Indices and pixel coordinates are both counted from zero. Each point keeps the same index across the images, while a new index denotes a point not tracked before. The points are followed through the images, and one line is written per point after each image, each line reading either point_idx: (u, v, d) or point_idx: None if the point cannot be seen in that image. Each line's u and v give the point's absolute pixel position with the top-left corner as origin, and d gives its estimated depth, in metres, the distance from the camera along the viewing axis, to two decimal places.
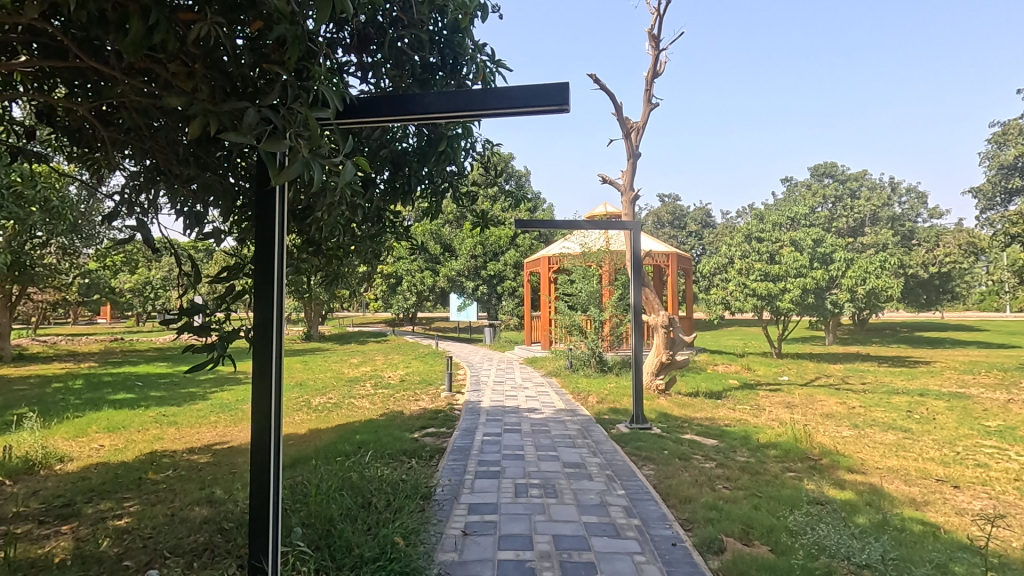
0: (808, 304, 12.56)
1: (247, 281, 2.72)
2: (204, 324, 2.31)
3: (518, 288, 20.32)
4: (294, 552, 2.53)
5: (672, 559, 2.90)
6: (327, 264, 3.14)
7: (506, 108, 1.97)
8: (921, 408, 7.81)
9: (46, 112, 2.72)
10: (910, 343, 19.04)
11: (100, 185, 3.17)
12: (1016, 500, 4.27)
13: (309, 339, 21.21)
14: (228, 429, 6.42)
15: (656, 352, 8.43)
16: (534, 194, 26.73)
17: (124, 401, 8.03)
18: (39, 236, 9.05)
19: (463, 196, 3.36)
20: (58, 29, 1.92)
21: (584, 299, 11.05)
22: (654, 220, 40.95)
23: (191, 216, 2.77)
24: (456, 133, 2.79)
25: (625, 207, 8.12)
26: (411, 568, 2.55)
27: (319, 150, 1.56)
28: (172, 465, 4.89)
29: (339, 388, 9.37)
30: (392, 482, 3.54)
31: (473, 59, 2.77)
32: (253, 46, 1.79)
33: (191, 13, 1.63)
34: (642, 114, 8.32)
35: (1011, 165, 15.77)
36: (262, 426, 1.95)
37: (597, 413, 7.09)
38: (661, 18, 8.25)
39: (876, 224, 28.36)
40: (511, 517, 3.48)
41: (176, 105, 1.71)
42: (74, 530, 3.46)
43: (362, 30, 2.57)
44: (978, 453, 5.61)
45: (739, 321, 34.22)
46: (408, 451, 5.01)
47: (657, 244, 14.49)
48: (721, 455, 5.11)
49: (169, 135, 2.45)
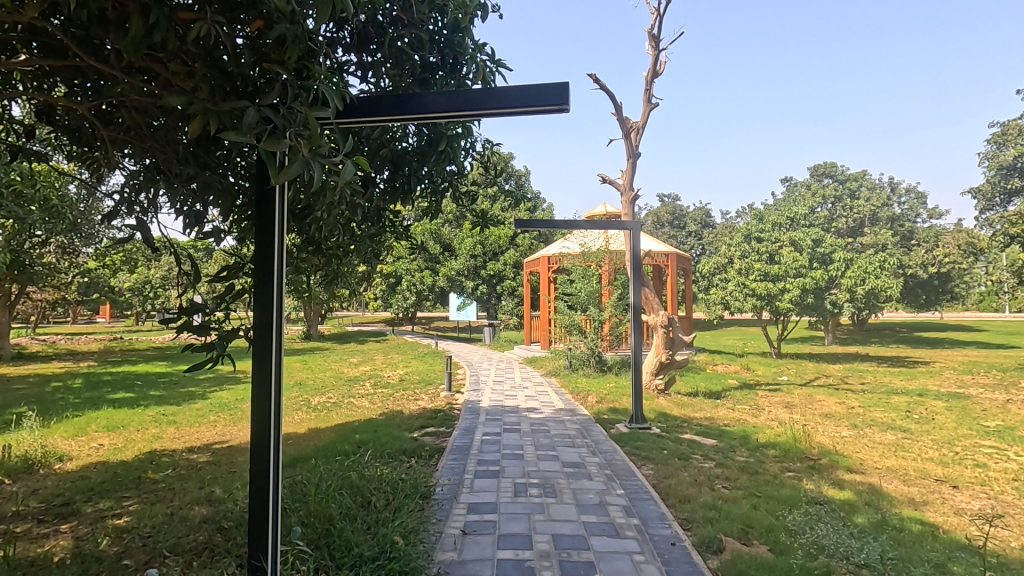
0: (807, 304, 12.56)
1: (247, 281, 2.71)
2: (204, 323, 2.30)
3: (518, 288, 20.31)
4: (293, 551, 2.53)
5: (672, 558, 2.90)
6: (326, 264, 3.15)
7: (506, 108, 1.97)
8: (921, 408, 7.82)
9: (45, 111, 2.72)
10: (910, 343, 19.04)
11: (99, 183, 3.17)
12: (1014, 500, 4.28)
13: (309, 338, 21.18)
14: (228, 429, 6.42)
15: (656, 352, 8.43)
16: (534, 194, 26.74)
17: (123, 400, 8.03)
18: (38, 235, 9.03)
19: (463, 196, 3.36)
20: (58, 28, 1.92)
21: (583, 299, 11.05)
22: (654, 220, 40.96)
23: (190, 215, 2.84)
24: (456, 133, 2.78)
25: (625, 207, 8.11)
26: (411, 568, 2.54)
27: (319, 150, 1.56)
28: (171, 465, 4.89)
29: (339, 387, 9.39)
30: (392, 481, 3.55)
31: (473, 58, 2.76)
32: (253, 46, 1.78)
33: (191, 12, 1.62)
34: (642, 114, 8.31)
35: (1011, 166, 15.78)
36: (262, 425, 1.95)
37: (597, 413, 7.09)
38: (661, 18, 8.25)
39: (875, 224, 28.37)
40: (510, 517, 3.48)
41: (176, 104, 1.71)
42: (73, 529, 3.46)
43: (362, 29, 2.57)
44: (977, 453, 5.62)
45: (739, 321, 34.23)
46: (408, 451, 5.01)
47: (657, 243, 14.49)
48: (721, 455, 5.11)
49: (168, 134, 2.45)
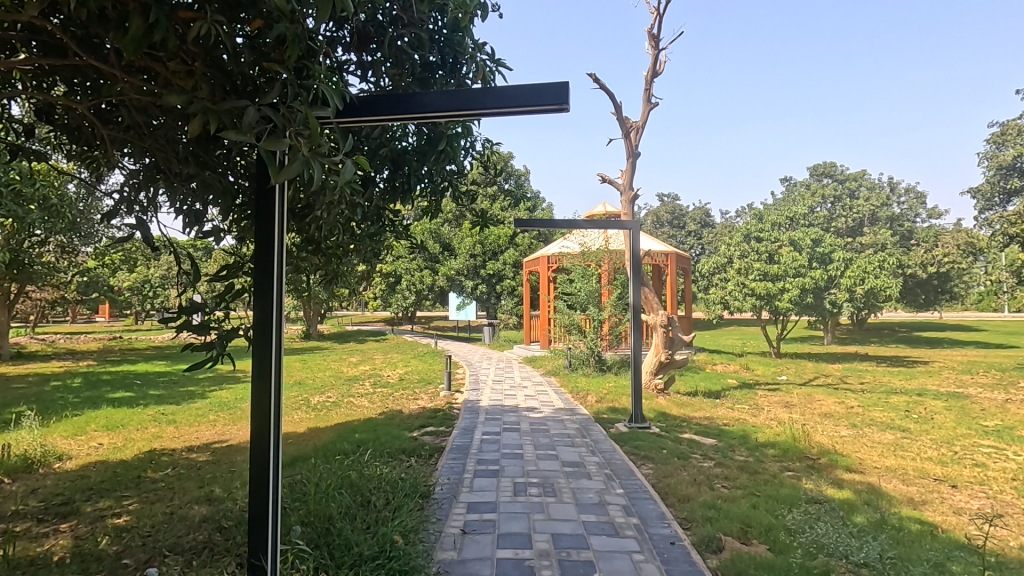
0: (806, 304, 12.57)
1: (246, 281, 2.70)
2: (204, 322, 2.30)
3: (518, 287, 20.31)
4: (293, 550, 2.53)
5: (671, 557, 2.90)
6: (326, 264, 3.15)
7: (505, 108, 1.97)
8: (920, 408, 7.82)
9: (44, 110, 2.72)
10: (909, 343, 19.04)
11: (99, 183, 3.17)
12: (1013, 500, 4.28)
13: (309, 338, 21.16)
14: (227, 428, 6.42)
15: (656, 351, 8.43)
16: (534, 193, 26.74)
17: (123, 399, 8.03)
18: (38, 233, 9.01)
19: (463, 196, 3.36)
20: (58, 27, 1.93)
21: (583, 298, 11.06)
22: (653, 220, 41.03)
23: (190, 215, 2.85)
24: (456, 132, 2.79)
25: (624, 207, 8.11)
26: (410, 567, 2.54)
27: (319, 148, 1.56)
28: (170, 464, 4.88)
29: (339, 387, 9.37)
30: (391, 480, 3.55)
31: (473, 58, 2.76)
32: (253, 45, 1.78)
33: (191, 11, 1.62)
34: (642, 113, 8.30)
35: (1010, 166, 15.76)
36: (262, 423, 1.95)
37: (596, 412, 7.09)
38: (661, 18, 8.24)
39: (875, 224, 28.39)
40: (510, 516, 3.48)
41: (175, 103, 1.71)
42: (73, 528, 3.46)
43: (362, 29, 2.57)
44: (976, 453, 5.62)
45: (738, 321, 34.24)
46: (407, 450, 5.01)
47: (657, 243, 14.50)
48: (720, 455, 5.10)
49: (167, 134, 2.45)
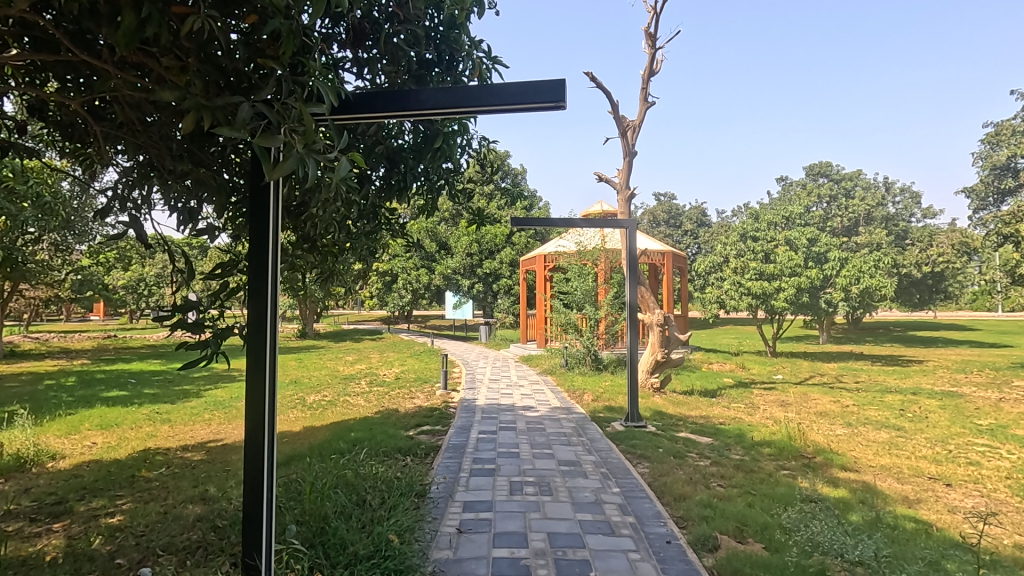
0: (802, 303, 12.68)
1: (242, 278, 2.64)
2: (199, 320, 2.24)
3: (515, 286, 20.44)
4: (288, 550, 2.52)
5: (667, 556, 2.91)
6: (322, 261, 3.13)
7: (501, 104, 1.95)
8: (914, 407, 7.85)
9: (37, 106, 2.70)
10: (905, 343, 18.90)
11: (91, 180, 3.15)
12: (1006, 498, 4.31)
13: (304, 335, 21.14)
14: (222, 427, 6.39)
15: (651, 349, 8.45)
16: (530, 194, 26.96)
17: (116, 398, 7.96)
18: (31, 233, 8.92)
19: (460, 193, 3.30)
20: (49, 22, 1.89)
21: (579, 297, 11.15)
22: (649, 220, 41.61)
23: (185, 212, 2.82)
24: (452, 130, 2.74)
25: (620, 205, 8.10)
26: (405, 566, 2.51)
27: (314, 145, 1.54)
28: (165, 463, 4.86)
29: (334, 385, 9.38)
30: (387, 479, 3.55)
31: (470, 55, 2.71)
32: (247, 40, 1.75)
33: (183, 7, 1.56)
34: (639, 112, 8.27)
35: (1004, 165, 16.10)
36: (256, 422, 1.93)
37: (592, 411, 7.10)
38: (658, 16, 8.16)
39: (870, 223, 28.69)
40: (506, 515, 3.48)
41: (169, 99, 1.68)
42: (65, 528, 3.44)
43: (357, 25, 2.54)
44: (969, 451, 5.65)
45: (732, 321, 34.14)
46: (403, 448, 5.01)
47: (653, 242, 14.58)
48: (716, 453, 5.13)
49: (162, 131, 2.40)
